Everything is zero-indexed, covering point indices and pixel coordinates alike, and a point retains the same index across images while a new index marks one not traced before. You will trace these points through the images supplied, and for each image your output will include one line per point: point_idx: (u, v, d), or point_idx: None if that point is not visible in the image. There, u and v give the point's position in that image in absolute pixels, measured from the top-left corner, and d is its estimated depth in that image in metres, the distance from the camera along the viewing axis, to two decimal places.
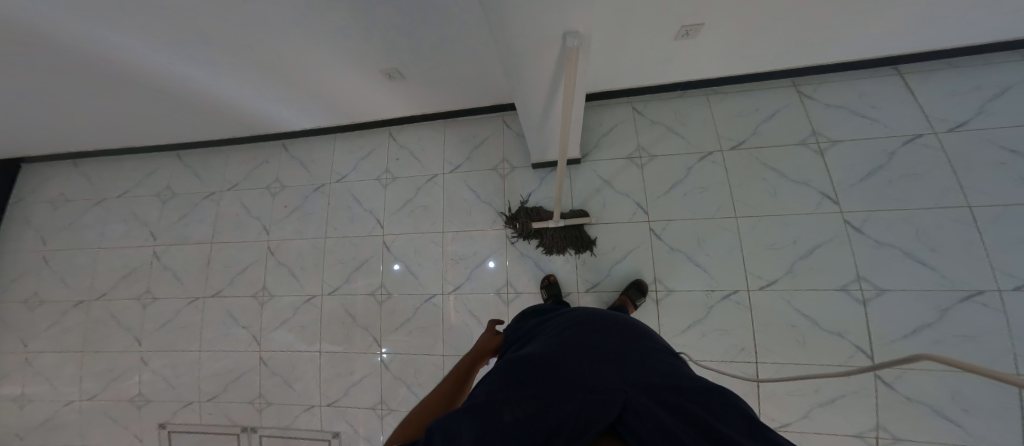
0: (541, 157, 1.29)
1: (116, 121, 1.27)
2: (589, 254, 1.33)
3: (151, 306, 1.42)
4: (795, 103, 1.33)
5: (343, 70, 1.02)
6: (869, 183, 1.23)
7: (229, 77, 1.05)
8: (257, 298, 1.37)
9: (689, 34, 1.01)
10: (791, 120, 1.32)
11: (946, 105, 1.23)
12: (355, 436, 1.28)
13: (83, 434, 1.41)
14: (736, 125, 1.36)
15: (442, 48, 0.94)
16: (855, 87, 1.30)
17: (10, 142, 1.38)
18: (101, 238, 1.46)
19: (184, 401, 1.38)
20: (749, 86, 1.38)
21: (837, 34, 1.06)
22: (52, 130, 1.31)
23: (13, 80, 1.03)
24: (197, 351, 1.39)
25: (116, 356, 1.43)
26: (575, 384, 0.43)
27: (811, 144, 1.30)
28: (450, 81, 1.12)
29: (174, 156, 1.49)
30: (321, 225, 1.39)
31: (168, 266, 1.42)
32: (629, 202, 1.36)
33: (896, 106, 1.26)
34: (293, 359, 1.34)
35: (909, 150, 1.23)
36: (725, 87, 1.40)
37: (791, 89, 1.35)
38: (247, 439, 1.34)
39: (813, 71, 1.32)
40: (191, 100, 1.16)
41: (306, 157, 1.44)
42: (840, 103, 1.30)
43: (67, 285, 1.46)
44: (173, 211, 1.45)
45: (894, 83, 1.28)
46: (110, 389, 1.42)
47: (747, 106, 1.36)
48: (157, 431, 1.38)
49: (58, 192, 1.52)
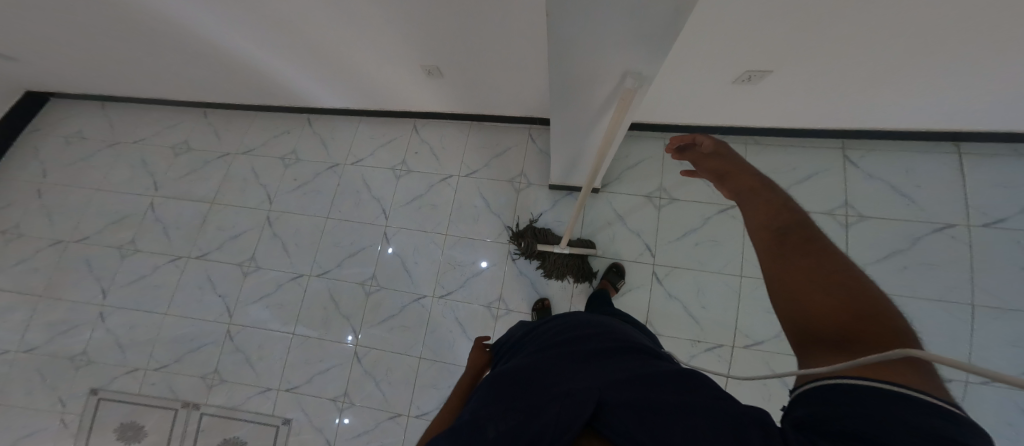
0: (563, 180, 1.34)
1: (164, 72, 1.30)
2: (586, 285, 1.34)
3: (131, 258, 1.38)
4: (833, 169, 1.36)
5: (392, 60, 1.09)
6: (879, 265, 1.25)
7: (275, 51, 1.12)
8: (242, 268, 1.35)
9: (751, 78, 1.05)
10: (829, 186, 1.35)
11: (976, 200, 1.26)
12: (306, 426, 1.28)
13: (6, 390, 1.34)
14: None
15: (494, 56, 1.02)
16: (900, 161, 1.33)
17: (47, 74, 1.38)
18: (104, 180, 1.44)
19: (128, 367, 1.34)
20: (793, 141, 1.41)
21: (868, 104, 1.12)
22: (98, 72, 1.34)
23: (85, 16, 1.06)
24: (162, 314, 1.37)
25: (73, 306, 1.38)
26: (552, 390, 0.39)
27: (838, 215, 1.32)
28: (493, 86, 1.18)
29: (199, 113, 1.52)
30: (325, 205, 1.39)
31: (161, 219, 1.40)
32: (638, 241, 1.39)
33: (941, 187, 1.29)
34: (265, 337, 1.34)
35: (927, 239, 1.25)
36: (768, 139, 1.42)
37: (839, 150, 1.38)
38: (185, 415, 1.31)
39: (859, 136, 1.35)
40: (240, 65, 1.21)
41: (327, 135, 1.47)
42: (881, 176, 1.33)
43: (53, 222, 1.42)
44: (182, 166, 1.45)
45: (933, 163, 1.31)
46: (53, 342, 1.36)
47: (776, 164, 1.39)
48: (87, 396, 1.33)
49: (76, 130, 1.51)
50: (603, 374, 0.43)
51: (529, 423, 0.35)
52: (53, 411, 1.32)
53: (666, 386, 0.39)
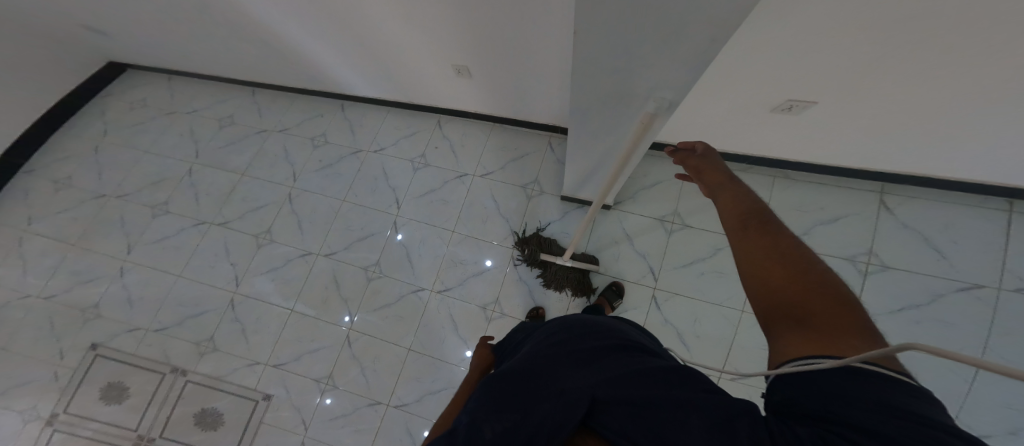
0: (575, 192, 1.33)
1: (216, 52, 1.38)
2: (583, 300, 1.32)
3: (160, 218, 1.47)
4: (866, 214, 1.28)
5: (425, 56, 1.12)
6: (890, 318, 1.18)
7: (315, 40, 1.16)
8: (256, 240, 1.41)
9: (793, 109, 0.97)
10: (857, 230, 1.27)
11: (1015, 265, 1.15)
12: (286, 404, 1.30)
13: (14, 337, 1.39)
14: (786, 217, 1.32)
15: (527, 59, 1.03)
16: (938, 212, 1.23)
17: (118, 45, 1.51)
18: (153, 144, 1.56)
19: (132, 326, 1.40)
20: (825, 179, 1.33)
21: (914, 152, 1.05)
22: (162, 48, 1.45)
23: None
24: (174, 276, 1.42)
25: (99, 258, 1.46)
26: (544, 385, 0.36)
27: (859, 262, 1.24)
28: (519, 87, 1.18)
29: (247, 91, 1.59)
30: (343, 189, 1.43)
31: (193, 185, 1.49)
32: (642, 263, 1.36)
33: (980, 243, 1.19)
34: (264, 310, 1.37)
35: (949, 298, 1.16)
36: (799, 175, 1.35)
37: (876, 194, 1.28)
38: (171, 381, 1.34)
39: (903, 181, 1.25)
40: (281, 51, 1.26)
41: (356, 121, 1.50)
42: (914, 226, 1.23)
43: (100, 177, 1.54)
44: (225, 135, 1.54)
45: (977, 217, 1.20)
46: (71, 293, 1.43)
47: (803, 202, 1.32)
48: (86, 351, 1.37)
49: (139, 97, 1.65)
50: (596, 367, 0.40)
51: (523, 423, 0.32)
52: (52, 361, 1.37)
53: (658, 383, 0.37)
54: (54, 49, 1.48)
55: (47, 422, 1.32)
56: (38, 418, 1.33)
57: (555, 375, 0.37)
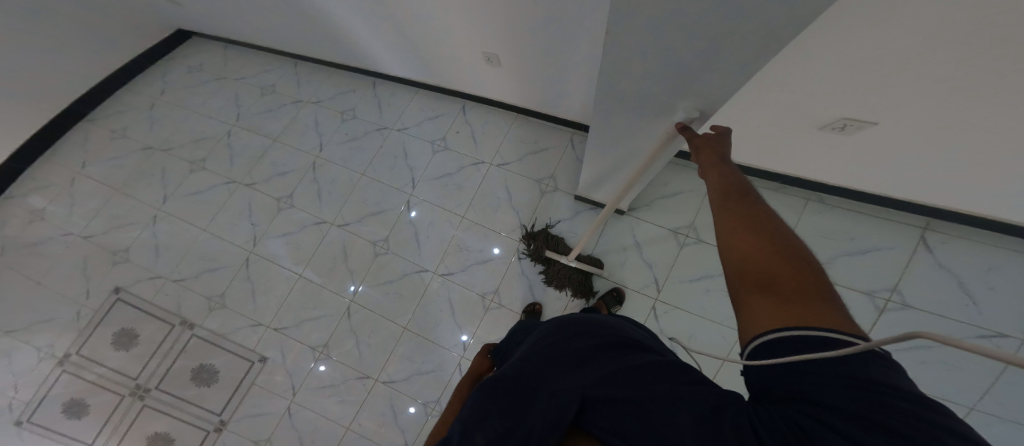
0: (589, 193, 1.30)
1: (267, 23, 1.48)
2: (582, 302, 1.29)
3: (196, 173, 1.57)
4: (902, 249, 1.17)
5: (457, 39, 1.14)
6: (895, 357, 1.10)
7: (356, 14, 1.21)
8: (278, 204, 1.48)
9: (844, 128, 0.87)
10: (890, 265, 1.16)
11: None
12: (279, 368, 1.34)
13: (47, 272, 1.50)
14: (812, 243, 1.23)
15: (556, 50, 1.03)
16: (980, 255, 1.12)
17: (184, 13, 1.65)
18: (202, 105, 1.68)
19: (154, 273, 1.48)
20: (864, 207, 1.22)
21: (961, 186, 0.96)
22: (221, 18, 1.57)
23: None
24: (199, 229, 1.51)
25: (137, 205, 1.57)
26: (534, 390, 0.38)
27: (878, 297, 1.15)
28: (544, 77, 1.19)
29: (290, 63, 1.68)
30: (365, 162, 1.49)
31: (230, 146, 1.59)
32: (647, 273, 1.30)
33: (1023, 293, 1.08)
34: (274, 272, 1.42)
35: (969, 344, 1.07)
36: (835, 199, 1.25)
37: (917, 230, 1.17)
38: (179, 333, 1.41)
39: (951, 219, 1.14)
40: (322, 23, 1.32)
41: (385, 99, 1.55)
42: (952, 268, 1.12)
43: (152, 131, 1.67)
44: (264, 104, 1.63)
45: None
46: (107, 235, 1.54)
47: (833, 229, 1.23)
48: (109, 293, 1.47)
49: (197, 63, 1.79)
50: (584, 366, 0.43)
51: (516, 430, 0.34)
52: (77, 299, 1.46)
53: (644, 378, 0.39)
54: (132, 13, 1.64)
55: (58, 362, 1.41)
56: (51, 357, 1.41)
57: (544, 378, 0.40)
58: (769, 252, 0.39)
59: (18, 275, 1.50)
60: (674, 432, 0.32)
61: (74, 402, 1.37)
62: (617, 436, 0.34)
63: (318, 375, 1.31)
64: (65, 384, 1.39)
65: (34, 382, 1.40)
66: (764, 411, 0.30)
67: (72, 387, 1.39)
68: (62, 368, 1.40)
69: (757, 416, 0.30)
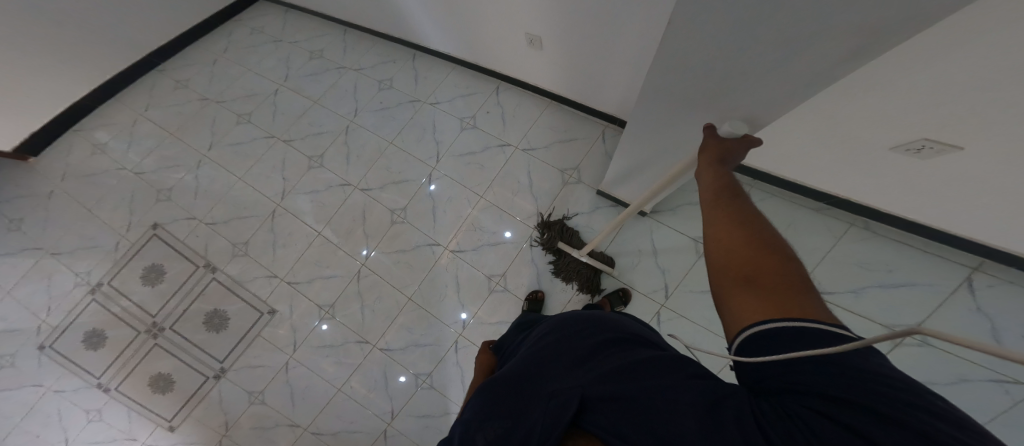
0: (611, 188, 1.27)
1: None
2: (586, 297, 1.25)
3: (241, 126, 1.67)
4: (945, 288, 1.06)
5: (499, 15, 1.17)
6: None
7: None
8: (310, 161, 1.55)
9: (922, 152, 0.81)
10: (930, 304, 1.06)
11: None
12: (286, 321, 1.38)
13: (98, 201, 1.63)
14: (844, 270, 1.14)
15: (596, 29, 1.03)
16: None
17: None
18: (256, 64, 1.80)
19: (190, 215, 1.58)
20: (908, 239, 1.12)
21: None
22: None
23: None
24: (236, 179, 1.60)
25: (186, 150, 1.69)
26: (535, 393, 0.38)
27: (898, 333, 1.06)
28: (580, 60, 1.19)
29: (341, 31, 1.77)
30: (395, 131, 1.53)
31: (275, 104, 1.68)
32: (658, 277, 1.24)
33: None
34: (296, 226, 1.48)
35: None
36: (878, 227, 1.15)
37: (967, 269, 1.06)
38: (202, 274, 1.49)
39: (1009, 262, 1.02)
40: None
41: (422, 73, 1.60)
42: (1004, 317, 1.01)
43: (210, 84, 1.80)
44: (311, 68, 1.72)
45: None
46: (156, 174, 1.66)
47: (871, 258, 1.14)
48: (148, 228, 1.57)
49: (258, 25, 1.92)
50: (587, 362, 0.41)
51: (515, 432, 0.35)
52: (119, 231, 1.57)
53: (646, 370, 0.37)
54: None
55: (90, 290, 1.51)
56: (85, 285, 1.51)
57: (544, 379, 0.39)
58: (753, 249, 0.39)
59: (71, 201, 1.62)
60: (676, 431, 0.29)
61: (94, 333, 1.47)
62: (618, 436, 0.31)
63: (319, 332, 1.34)
64: (91, 313, 1.49)
65: (66, 307, 1.50)
66: (771, 408, 0.28)
67: (97, 317, 1.48)
68: (94, 296, 1.50)
69: (765, 413, 0.27)
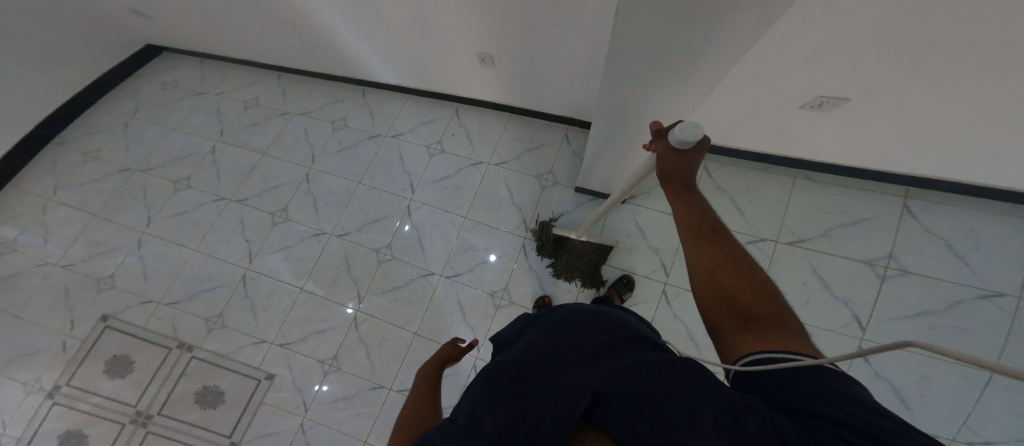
0: (588, 183, 1.35)
1: (251, 37, 1.47)
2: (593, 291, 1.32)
3: (180, 193, 1.53)
4: (889, 217, 1.27)
5: (451, 42, 1.18)
6: (907, 321, 1.17)
7: (346, 21, 1.22)
8: (273, 217, 1.46)
9: (822, 105, 0.98)
10: (881, 232, 1.26)
11: None
12: (289, 384, 1.30)
13: (26, 305, 1.43)
14: (801, 217, 1.32)
15: (548, 46, 1.08)
16: (961, 219, 1.22)
17: (159, 29, 1.61)
18: (179, 122, 1.63)
19: (144, 298, 1.43)
20: (848, 181, 1.33)
21: (925, 152, 1.06)
22: (200, 34, 1.56)
23: None
24: (189, 251, 1.47)
25: (118, 229, 1.52)
26: (545, 380, 0.37)
27: (877, 266, 1.23)
28: (538, 74, 1.23)
29: (274, 75, 1.67)
30: (360, 171, 1.49)
31: (215, 162, 1.55)
32: (653, 258, 1.34)
33: (997, 254, 1.18)
34: (274, 288, 1.40)
35: (967, 303, 1.15)
36: (819, 175, 1.35)
37: (900, 198, 1.28)
38: (177, 356, 1.36)
39: (926, 185, 1.25)
40: (309, 28, 1.31)
41: (377, 107, 1.57)
42: (937, 231, 1.22)
43: (125, 152, 1.61)
44: (248, 118, 1.61)
45: (997, 227, 1.20)
46: (89, 262, 1.48)
47: (825, 203, 1.32)
48: (97, 322, 1.41)
49: (169, 78, 1.73)
50: (599, 356, 0.39)
51: (522, 418, 0.34)
52: (62, 331, 1.40)
53: (665, 366, 0.35)
54: (100, 32, 1.59)
55: (48, 393, 1.34)
56: (40, 390, 1.34)
57: (555, 369, 0.38)
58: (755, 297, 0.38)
59: None
60: (694, 433, 0.28)
61: (72, 433, 1.30)
62: (633, 434, 0.31)
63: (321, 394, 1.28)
64: (60, 415, 1.32)
65: (25, 415, 1.33)
66: (790, 423, 0.26)
67: (70, 418, 1.32)
68: (52, 402, 1.33)
69: (783, 425, 0.26)
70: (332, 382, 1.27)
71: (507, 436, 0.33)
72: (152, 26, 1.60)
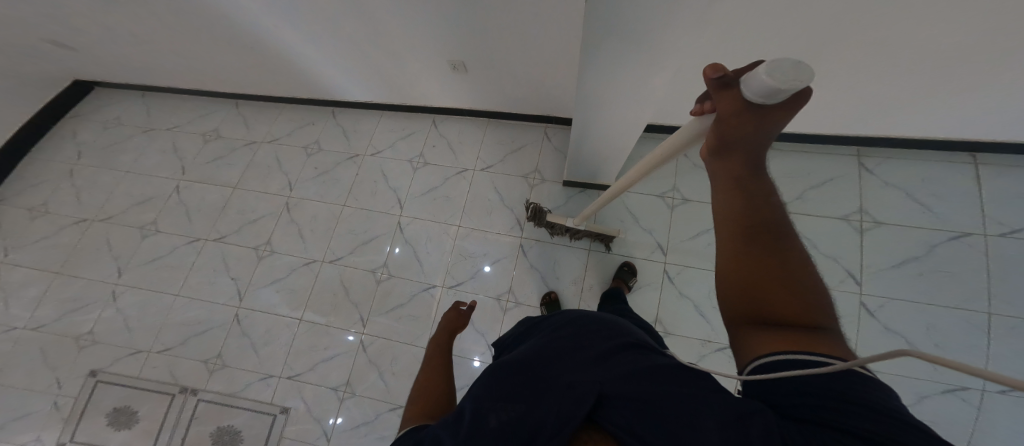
0: (576, 175, 1.36)
1: (208, 71, 1.47)
2: (597, 280, 1.31)
3: (150, 237, 1.49)
4: (849, 176, 1.34)
5: (412, 57, 1.19)
6: (892, 271, 1.21)
7: (298, 46, 1.21)
8: (257, 252, 1.45)
9: None
10: (843, 189, 1.32)
11: (990, 208, 1.22)
12: (305, 416, 1.25)
13: (4, 373, 1.36)
14: (778, 184, 1.37)
15: (510, 56, 1.11)
16: (912, 168, 1.31)
17: (97, 68, 1.56)
18: (134, 163, 1.60)
19: (132, 348, 1.37)
20: (808, 147, 1.40)
21: (870, 115, 1.14)
22: (152, 71, 1.54)
23: (139, 20, 1.21)
24: (172, 296, 1.42)
25: (87, 284, 1.44)
26: (552, 383, 0.38)
27: (852, 220, 1.28)
28: (505, 81, 1.26)
29: (232, 104, 1.67)
30: (343, 193, 1.50)
31: (183, 201, 1.53)
32: (649, 239, 1.34)
33: (954, 197, 1.25)
34: (271, 322, 1.37)
35: (942, 246, 1.21)
36: (782, 145, 1.42)
37: (854, 157, 1.35)
38: (182, 401, 1.31)
39: (875, 143, 1.33)
40: (261, 54, 1.28)
41: (352, 127, 1.59)
42: (896, 183, 1.30)
43: (79, 201, 1.54)
44: (211, 152, 1.61)
45: (946, 173, 1.28)
46: (62, 321, 1.40)
47: (792, 169, 1.38)
48: (86, 377, 1.34)
49: (113, 116, 1.69)
50: (607, 363, 0.41)
51: (529, 415, 0.35)
52: (49, 390, 1.33)
53: (668, 376, 0.37)
54: (37, 79, 1.53)
55: None
56: None
57: (563, 372, 0.40)
58: (802, 318, 0.30)
59: None
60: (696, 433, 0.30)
61: None
62: (633, 434, 0.32)
63: (336, 427, 1.23)
64: None
65: None
66: (791, 425, 0.25)
67: None
68: None
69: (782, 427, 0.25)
70: (349, 412, 1.24)
71: (513, 432, 0.34)
72: (87, 63, 1.55)
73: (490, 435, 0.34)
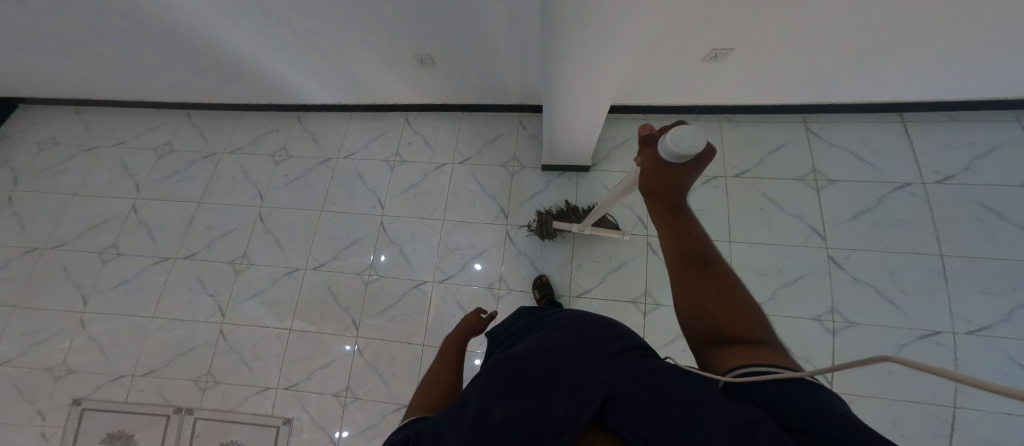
0: (554, 159, 1.36)
1: (151, 79, 1.37)
2: (584, 260, 1.34)
3: (111, 262, 1.41)
4: (797, 141, 1.39)
5: (366, 54, 1.14)
6: (851, 224, 1.28)
7: (241, 48, 1.14)
8: (233, 266, 1.40)
9: (717, 57, 1.06)
10: (796, 153, 1.38)
11: (926, 159, 1.30)
12: (310, 425, 1.26)
13: None
14: (743, 153, 1.40)
15: (471, 50, 1.09)
16: (853, 129, 1.37)
17: (20, 81, 1.43)
18: (80, 184, 1.49)
19: (113, 374, 1.32)
20: (760, 118, 1.43)
21: (819, 84, 1.19)
22: (86, 81, 1.43)
23: (61, 28, 1.11)
24: (149, 319, 1.37)
25: (50, 315, 1.37)
26: (557, 379, 0.34)
27: (809, 180, 1.34)
28: (469, 74, 1.23)
29: (183, 115, 1.57)
30: (318, 199, 1.45)
31: (143, 221, 1.45)
32: (630, 215, 1.38)
33: (893, 152, 1.33)
34: (259, 335, 1.35)
35: (891, 197, 1.28)
36: (739, 115, 1.45)
37: (800, 124, 1.41)
38: (178, 421, 1.28)
39: (822, 109, 1.39)
40: (203, 57, 1.20)
41: (318, 130, 1.53)
42: (842, 144, 1.36)
43: (25, 230, 1.44)
44: (166, 166, 1.51)
45: (886, 132, 1.35)
46: (30, 354, 1.34)
47: (752, 137, 1.41)
48: (70, 407, 1.29)
49: (46, 135, 1.55)
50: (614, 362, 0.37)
51: (536, 411, 0.31)
52: (33, 424, 1.28)
53: (679, 375, 0.33)
54: None
55: None
56: None
57: (570, 366, 0.35)
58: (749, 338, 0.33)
59: None
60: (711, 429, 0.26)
61: None
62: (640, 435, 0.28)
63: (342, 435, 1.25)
64: None
65: None
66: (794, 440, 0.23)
67: None
68: None
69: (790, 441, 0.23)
70: (354, 417, 1.26)
71: (518, 433, 0.30)
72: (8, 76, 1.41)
73: (494, 433, 0.30)
